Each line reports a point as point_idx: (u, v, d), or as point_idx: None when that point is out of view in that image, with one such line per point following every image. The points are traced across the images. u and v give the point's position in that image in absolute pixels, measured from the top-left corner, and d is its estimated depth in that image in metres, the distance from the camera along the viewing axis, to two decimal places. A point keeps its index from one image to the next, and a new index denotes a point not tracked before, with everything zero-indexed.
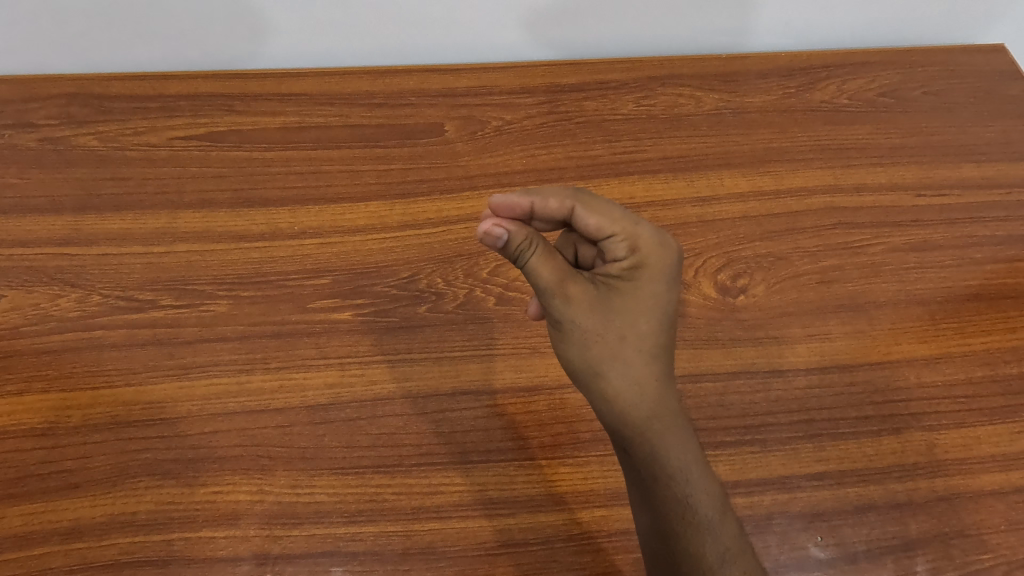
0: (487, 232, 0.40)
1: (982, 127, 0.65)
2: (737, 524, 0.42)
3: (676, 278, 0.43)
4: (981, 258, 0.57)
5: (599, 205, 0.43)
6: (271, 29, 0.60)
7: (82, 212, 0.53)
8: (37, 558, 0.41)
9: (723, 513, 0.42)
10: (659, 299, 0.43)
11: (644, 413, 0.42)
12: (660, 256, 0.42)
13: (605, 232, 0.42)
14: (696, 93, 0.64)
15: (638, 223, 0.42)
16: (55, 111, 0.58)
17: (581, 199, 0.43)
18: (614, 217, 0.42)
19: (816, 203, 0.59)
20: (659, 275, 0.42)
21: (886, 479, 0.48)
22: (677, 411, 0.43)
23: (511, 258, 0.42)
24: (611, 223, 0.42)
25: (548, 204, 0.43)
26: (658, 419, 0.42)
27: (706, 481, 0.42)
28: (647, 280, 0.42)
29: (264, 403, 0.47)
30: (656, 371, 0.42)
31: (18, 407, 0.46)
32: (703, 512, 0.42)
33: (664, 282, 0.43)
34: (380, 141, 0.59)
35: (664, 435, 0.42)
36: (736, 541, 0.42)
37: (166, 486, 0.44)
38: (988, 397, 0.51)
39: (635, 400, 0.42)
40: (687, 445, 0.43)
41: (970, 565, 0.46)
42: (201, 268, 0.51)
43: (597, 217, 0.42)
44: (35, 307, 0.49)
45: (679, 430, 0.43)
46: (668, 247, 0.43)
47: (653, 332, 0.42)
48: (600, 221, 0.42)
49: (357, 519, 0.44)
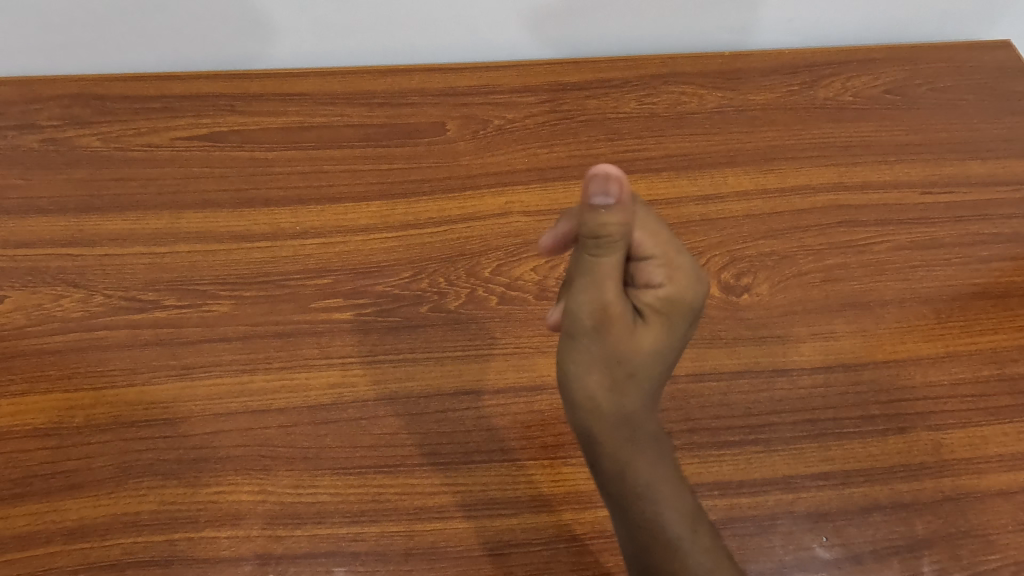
0: (603, 177, 0.37)
1: (989, 123, 0.64)
2: (712, 540, 0.42)
3: (698, 314, 0.42)
4: (987, 256, 0.57)
5: (647, 220, 0.41)
6: (274, 30, 0.60)
7: (85, 212, 0.54)
8: (40, 558, 0.42)
9: (696, 530, 0.42)
10: (672, 332, 0.41)
11: (616, 433, 0.42)
12: (693, 293, 0.41)
13: (646, 251, 0.40)
14: (698, 91, 0.64)
15: (678, 252, 0.41)
16: (59, 113, 0.58)
17: (632, 209, 0.40)
18: (660, 239, 0.40)
19: (820, 201, 0.59)
20: (683, 311, 0.41)
21: (893, 479, 0.47)
22: (653, 433, 0.43)
23: None
24: (655, 243, 0.40)
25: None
26: (630, 438, 0.42)
27: (679, 500, 0.42)
28: (664, 314, 0.41)
29: (266, 402, 0.47)
30: (642, 395, 0.42)
31: (22, 407, 0.46)
32: (675, 530, 0.41)
33: (684, 317, 0.41)
34: (382, 140, 0.59)
35: (637, 455, 0.42)
36: (709, 558, 0.41)
37: (168, 486, 0.44)
38: (996, 396, 0.51)
39: (609, 420, 0.42)
40: (661, 465, 0.43)
41: (978, 566, 0.45)
42: (203, 268, 0.52)
43: (644, 233, 0.40)
44: (39, 308, 0.49)
45: (654, 450, 0.43)
46: (698, 282, 0.41)
47: (654, 361, 0.41)
48: (645, 239, 0.40)
49: (359, 520, 0.44)
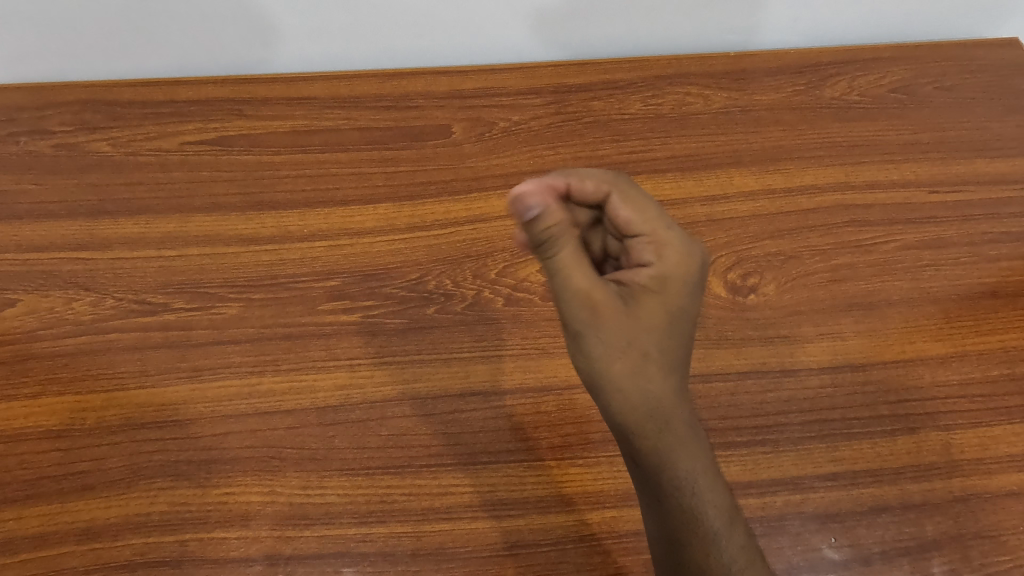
0: (522, 199, 0.39)
1: (997, 122, 0.64)
2: (746, 533, 0.42)
3: (697, 290, 0.44)
4: (997, 255, 0.57)
5: (634, 199, 0.44)
6: (281, 35, 0.61)
7: (96, 217, 0.54)
8: (53, 558, 0.42)
9: (732, 524, 0.42)
10: (678, 311, 0.43)
11: (658, 424, 0.41)
12: (686, 268, 0.43)
13: (635, 228, 0.44)
14: (703, 91, 0.64)
15: (668, 228, 0.44)
16: (70, 119, 0.59)
17: (618, 188, 0.44)
18: (647, 216, 0.44)
19: (827, 201, 0.59)
20: (682, 288, 0.43)
21: (902, 480, 0.47)
22: (691, 424, 0.43)
23: (535, 243, 0.40)
24: (643, 221, 0.44)
25: (584, 185, 0.44)
26: (673, 430, 0.42)
27: (716, 493, 0.42)
28: (669, 292, 0.43)
29: (275, 403, 0.47)
30: (675, 384, 0.42)
31: (35, 409, 0.46)
32: (713, 525, 0.41)
33: (686, 296, 0.43)
34: (388, 143, 0.59)
35: (678, 448, 0.42)
36: (745, 552, 0.41)
37: (179, 487, 0.44)
38: (1006, 397, 0.50)
39: (651, 412, 0.41)
40: (701, 457, 0.42)
41: (989, 567, 0.45)
42: (211, 271, 0.52)
43: (631, 209, 0.44)
44: (50, 311, 0.50)
45: (693, 442, 0.42)
46: (693, 257, 0.44)
47: (670, 344, 0.42)
48: (633, 215, 0.44)
49: (368, 520, 0.44)
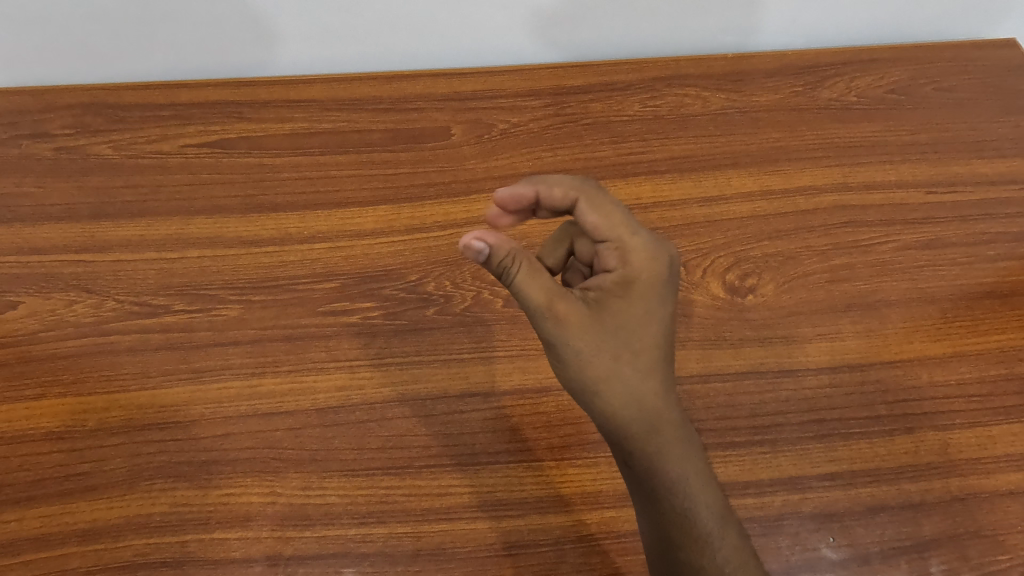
0: (469, 245, 0.40)
1: (995, 122, 0.64)
2: (739, 533, 0.42)
3: (672, 289, 0.44)
4: (995, 255, 0.57)
5: (602, 203, 0.44)
6: (280, 38, 0.61)
7: (97, 220, 0.54)
8: (55, 559, 0.42)
9: (724, 525, 0.42)
10: (655, 312, 0.43)
11: (644, 426, 0.42)
12: (653, 270, 0.43)
13: (602, 233, 0.44)
14: (702, 93, 0.64)
15: (635, 232, 0.44)
16: (71, 122, 0.59)
17: (585, 194, 0.45)
18: (614, 220, 0.44)
19: (825, 202, 0.59)
20: (656, 291, 0.43)
21: (900, 480, 0.47)
22: (679, 426, 0.43)
23: (495, 274, 0.42)
24: (610, 226, 0.44)
25: (552, 193, 0.45)
26: (659, 432, 0.42)
27: (707, 493, 0.42)
28: (643, 294, 0.43)
29: (276, 404, 0.48)
30: (657, 384, 0.43)
31: (36, 410, 0.47)
32: (705, 525, 0.42)
33: (661, 297, 0.43)
34: (388, 145, 0.59)
35: (666, 449, 0.42)
36: (739, 552, 0.41)
37: (180, 488, 0.45)
38: (1004, 396, 0.51)
39: (636, 414, 0.42)
40: (690, 456, 0.43)
41: (987, 566, 0.45)
42: (212, 273, 0.52)
43: (597, 216, 0.44)
44: (51, 314, 0.50)
45: (682, 442, 0.43)
46: (660, 258, 0.44)
47: (648, 345, 0.43)
48: (599, 221, 0.44)
49: (368, 521, 0.44)
